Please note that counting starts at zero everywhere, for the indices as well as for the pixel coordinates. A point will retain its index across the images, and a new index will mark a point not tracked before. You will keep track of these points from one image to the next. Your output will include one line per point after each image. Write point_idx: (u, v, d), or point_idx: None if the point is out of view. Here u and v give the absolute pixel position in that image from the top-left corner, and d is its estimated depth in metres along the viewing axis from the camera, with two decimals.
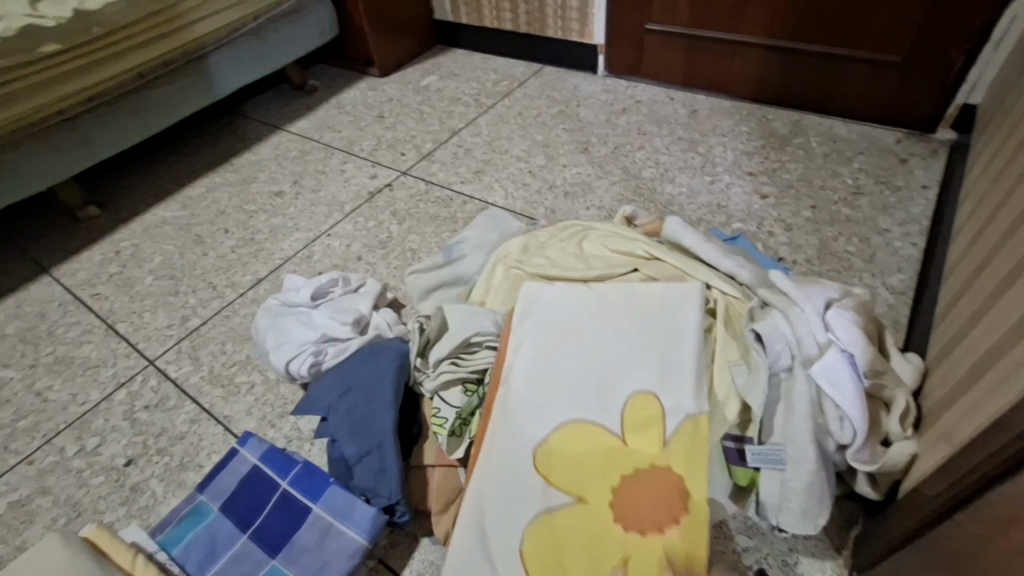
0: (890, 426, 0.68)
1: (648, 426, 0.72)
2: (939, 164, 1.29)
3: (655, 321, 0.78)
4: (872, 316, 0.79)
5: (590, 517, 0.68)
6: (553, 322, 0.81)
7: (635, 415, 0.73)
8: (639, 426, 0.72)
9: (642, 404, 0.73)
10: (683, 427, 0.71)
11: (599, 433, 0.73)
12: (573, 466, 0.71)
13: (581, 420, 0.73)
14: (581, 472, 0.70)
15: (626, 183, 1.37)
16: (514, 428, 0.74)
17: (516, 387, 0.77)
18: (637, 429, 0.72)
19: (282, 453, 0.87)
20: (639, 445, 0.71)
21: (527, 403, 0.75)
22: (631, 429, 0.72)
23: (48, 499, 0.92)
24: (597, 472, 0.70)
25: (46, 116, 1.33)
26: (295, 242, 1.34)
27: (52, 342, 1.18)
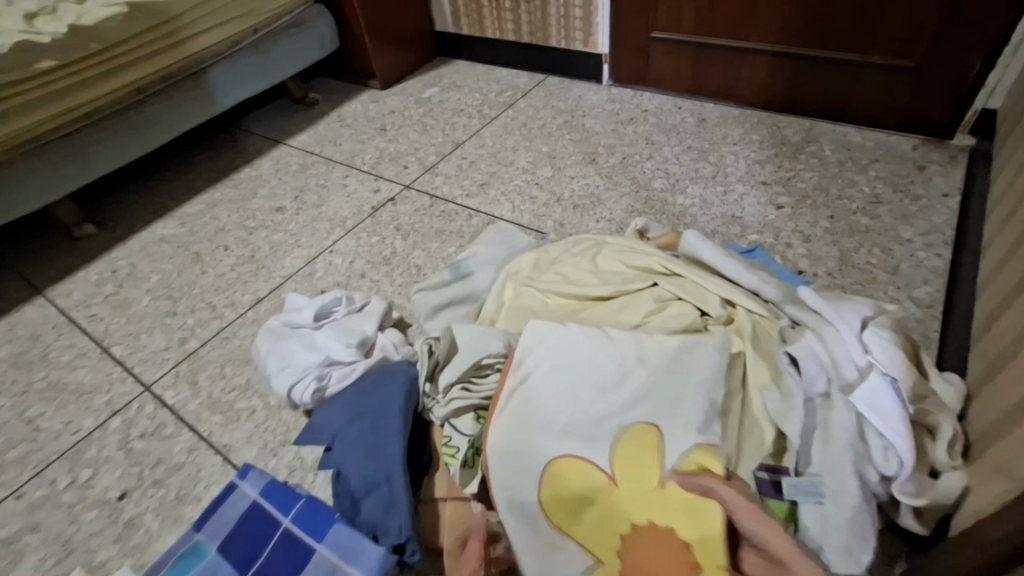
0: (936, 454, 0.64)
1: (643, 469, 0.64)
2: (959, 171, 1.25)
3: (679, 361, 0.70)
4: (907, 334, 0.75)
5: None
6: (551, 358, 0.74)
7: (622, 451, 0.66)
8: (632, 464, 0.65)
9: (636, 437, 0.66)
10: (690, 457, 0.64)
11: (588, 473, 0.66)
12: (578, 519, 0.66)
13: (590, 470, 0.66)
14: (588, 524, 0.66)
15: (637, 195, 1.33)
16: (515, 478, 0.68)
17: (513, 434, 0.70)
18: (631, 470, 0.65)
19: (284, 488, 0.82)
20: (631, 488, 0.64)
21: (529, 454, 0.69)
22: (621, 471, 0.65)
23: (37, 536, 0.87)
24: (598, 524, 0.65)
25: (42, 132, 1.30)
26: (296, 259, 1.30)
27: (45, 367, 1.14)
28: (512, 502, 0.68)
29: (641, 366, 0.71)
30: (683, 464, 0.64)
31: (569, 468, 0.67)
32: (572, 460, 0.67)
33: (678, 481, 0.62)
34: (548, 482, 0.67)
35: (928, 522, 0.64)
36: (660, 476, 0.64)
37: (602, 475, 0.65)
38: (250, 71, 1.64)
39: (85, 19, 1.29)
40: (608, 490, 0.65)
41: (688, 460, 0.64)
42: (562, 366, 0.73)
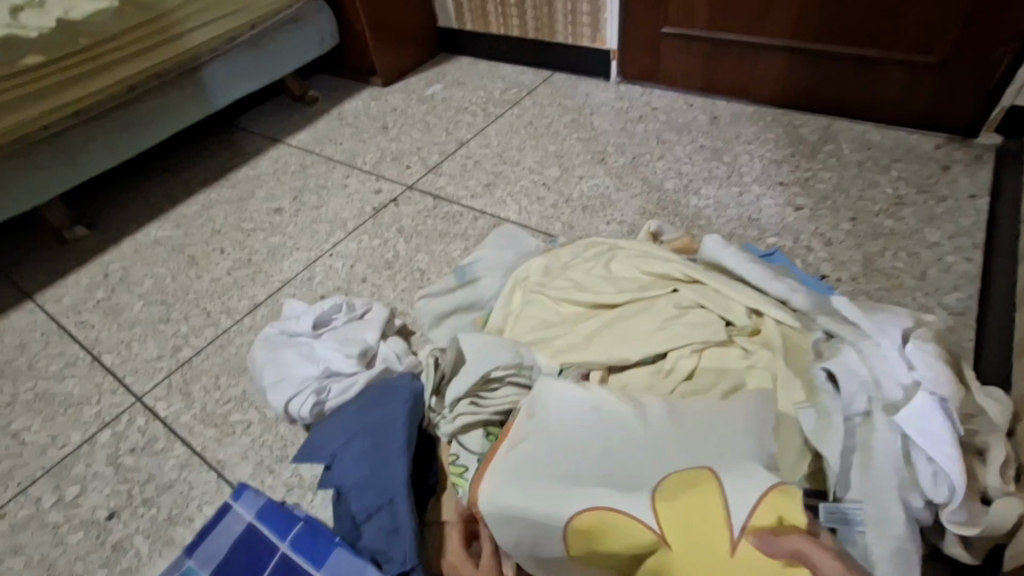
0: (989, 479, 0.59)
1: (707, 527, 0.54)
2: (986, 171, 1.20)
3: (713, 417, 0.62)
4: (948, 347, 0.70)
5: None
6: (562, 407, 0.67)
7: (676, 501, 0.56)
8: (693, 522, 0.55)
9: (694, 487, 0.57)
10: (765, 509, 0.54)
11: (632, 529, 0.56)
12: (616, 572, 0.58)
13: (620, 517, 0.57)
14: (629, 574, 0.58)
15: (649, 196, 1.28)
16: (536, 531, 0.60)
17: (521, 487, 0.62)
18: (690, 527, 0.55)
19: (280, 510, 0.77)
20: (693, 549, 0.54)
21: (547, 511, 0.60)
22: (677, 528, 0.55)
23: (20, 559, 0.82)
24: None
25: (29, 131, 1.26)
26: (295, 263, 1.25)
27: (32, 376, 1.09)
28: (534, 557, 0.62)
29: (661, 410, 0.64)
30: (756, 518, 0.54)
31: (597, 522, 0.58)
32: (608, 513, 0.58)
33: (755, 539, 0.53)
34: (576, 538, 0.59)
35: (979, 552, 0.59)
36: (728, 534, 0.53)
37: (650, 532, 0.56)
38: (248, 68, 1.59)
39: (74, 12, 1.24)
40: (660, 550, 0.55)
41: (762, 512, 0.54)
42: (557, 408, 0.68)
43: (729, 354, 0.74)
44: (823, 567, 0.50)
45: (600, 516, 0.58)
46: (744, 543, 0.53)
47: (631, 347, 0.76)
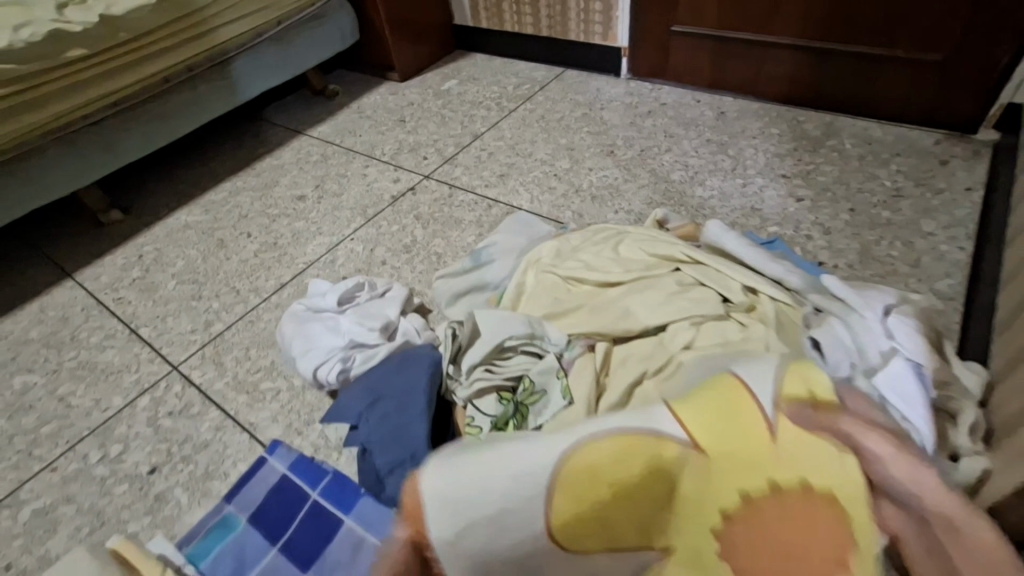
0: (959, 440, 0.65)
1: (738, 415, 0.55)
2: (983, 165, 1.24)
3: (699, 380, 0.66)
4: (931, 324, 0.75)
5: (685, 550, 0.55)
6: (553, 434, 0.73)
7: (698, 402, 0.56)
8: (729, 417, 0.55)
9: (719, 388, 0.56)
10: (793, 389, 0.55)
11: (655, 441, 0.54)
12: (621, 501, 0.54)
13: (641, 437, 0.54)
14: (613, 516, 0.55)
15: (655, 187, 1.34)
16: (502, 515, 0.54)
17: (500, 464, 0.54)
18: (725, 422, 0.55)
19: (311, 463, 0.84)
20: (729, 437, 0.54)
21: (528, 484, 0.54)
22: (709, 424, 0.55)
23: (71, 507, 0.90)
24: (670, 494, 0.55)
25: (72, 120, 1.34)
26: (318, 247, 1.32)
27: (74, 347, 1.17)
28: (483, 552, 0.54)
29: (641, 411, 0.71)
30: (791, 398, 0.55)
31: (610, 454, 0.54)
32: (628, 435, 0.55)
33: (791, 416, 0.54)
34: (563, 494, 0.54)
35: None
36: (762, 417, 0.55)
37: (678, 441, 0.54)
38: (273, 62, 1.67)
39: (116, 8, 1.31)
40: (690, 454, 0.54)
41: (794, 391, 0.55)
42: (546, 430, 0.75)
43: (727, 327, 0.77)
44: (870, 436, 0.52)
45: (618, 440, 0.54)
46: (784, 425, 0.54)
47: (634, 320, 0.82)
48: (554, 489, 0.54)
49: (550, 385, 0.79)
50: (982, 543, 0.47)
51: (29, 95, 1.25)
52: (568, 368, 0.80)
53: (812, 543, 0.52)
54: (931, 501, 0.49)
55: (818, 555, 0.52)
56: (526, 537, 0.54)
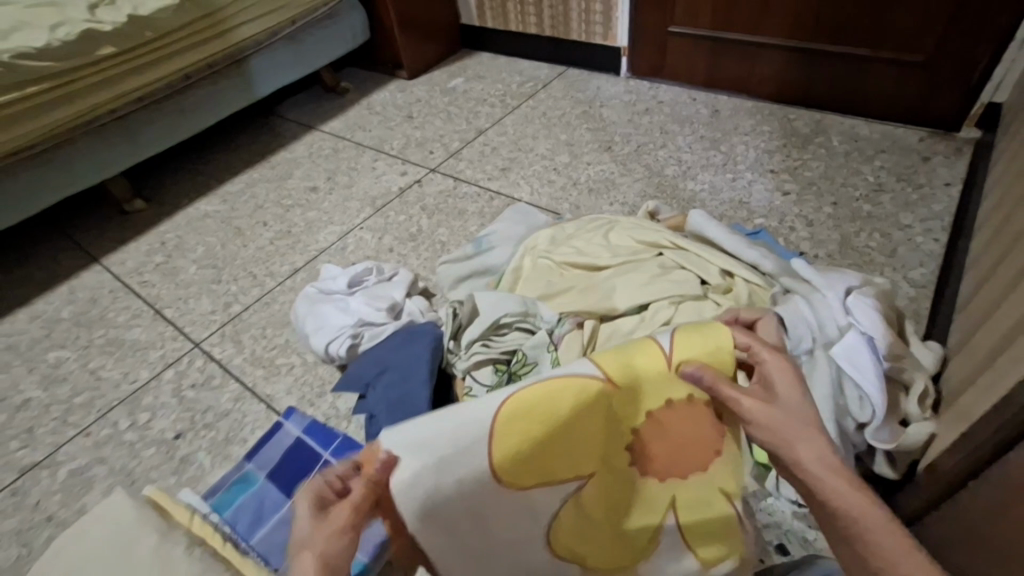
0: (909, 407, 0.71)
1: (644, 360, 0.59)
2: (962, 162, 1.30)
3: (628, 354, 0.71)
4: (892, 305, 0.82)
5: (611, 480, 0.60)
6: None
7: (613, 355, 0.59)
8: (633, 365, 0.58)
9: (634, 346, 0.59)
10: (691, 338, 0.59)
11: (577, 385, 0.56)
12: (545, 444, 0.56)
13: (564, 383, 0.56)
14: (544, 454, 0.57)
15: (649, 181, 1.41)
16: (443, 464, 0.53)
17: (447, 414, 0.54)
18: (633, 364, 0.58)
19: (324, 428, 0.92)
20: (638, 379, 0.58)
21: (466, 428, 0.54)
22: (620, 370, 0.58)
23: (104, 467, 0.99)
24: (589, 433, 0.58)
25: (101, 114, 1.43)
26: (329, 235, 1.40)
27: (103, 326, 1.26)
28: (430, 499, 0.53)
29: None
30: (695, 350, 0.58)
31: (537, 396, 0.55)
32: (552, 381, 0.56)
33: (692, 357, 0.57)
34: (503, 434, 0.54)
35: (902, 470, 0.71)
36: (663, 356, 0.58)
37: (596, 381, 0.57)
38: (288, 60, 1.75)
39: (142, 9, 1.40)
40: (605, 395, 0.57)
41: (701, 343, 0.58)
42: None
43: (704, 306, 0.85)
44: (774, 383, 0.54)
45: (546, 386, 0.56)
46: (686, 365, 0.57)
47: (621, 300, 0.89)
48: (495, 429, 0.54)
49: (541, 358, 0.86)
50: (866, 514, 0.46)
51: (62, 90, 1.34)
52: (558, 342, 0.87)
53: (707, 454, 0.61)
54: (821, 475, 0.48)
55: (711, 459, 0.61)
56: (468, 479, 0.54)
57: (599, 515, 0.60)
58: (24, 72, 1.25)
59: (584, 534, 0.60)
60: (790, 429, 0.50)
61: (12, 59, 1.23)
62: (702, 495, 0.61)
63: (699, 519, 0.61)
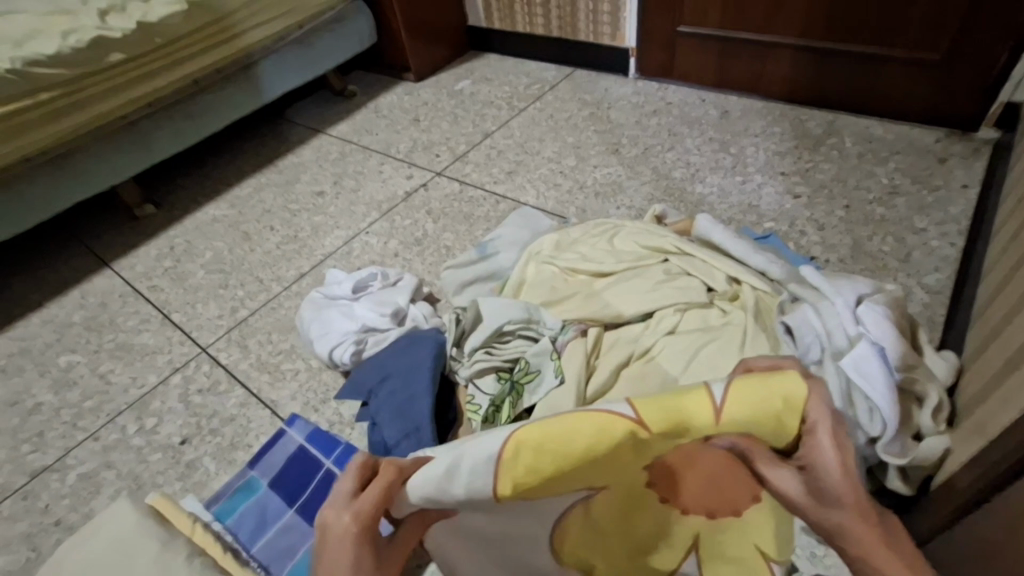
0: (922, 420, 0.68)
1: (686, 410, 0.53)
2: (980, 163, 1.27)
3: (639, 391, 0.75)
4: (906, 313, 0.79)
5: (630, 501, 0.63)
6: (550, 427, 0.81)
7: (658, 399, 0.53)
8: (675, 412, 0.52)
9: (684, 395, 0.53)
10: (749, 396, 0.52)
11: (602, 427, 0.52)
12: (557, 483, 0.54)
13: (596, 427, 0.52)
14: (558, 486, 0.55)
15: (657, 184, 1.39)
16: (457, 489, 0.54)
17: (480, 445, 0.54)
18: (669, 407, 0.52)
19: (327, 435, 0.91)
20: (671, 427, 0.52)
21: (478, 466, 0.53)
22: (659, 417, 0.52)
23: (112, 472, 0.99)
24: (607, 468, 0.56)
25: (112, 120, 1.45)
26: (336, 240, 1.41)
27: (113, 330, 1.27)
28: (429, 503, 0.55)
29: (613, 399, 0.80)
30: (753, 409, 0.52)
31: (556, 438, 0.52)
32: (584, 427, 0.52)
33: (741, 413, 0.52)
34: (507, 470, 0.53)
35: (916, 485, 0.69)
36: (711, 407, 0.52)
37: (626, 421, 0.52)
38: (296, 65, 1.76)
39: (151, 15, 1.40)
40: (634, 437, 0.52)
41: (762, 402, 0.52)
42: None
43: (709, 314, 0.85)
44: (820, 453, 0.52)
45: (569, 424, 0.52)
46: (730, 416, 0.52)
47: (628, 307, 0.88)
48: (498, 467, 0.53)
49: (544, 365, 0.85)
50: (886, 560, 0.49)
51: (72, 97, 1.35)
52: (562, 350, 0.86)
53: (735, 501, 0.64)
54: (848, 529, 0.50)
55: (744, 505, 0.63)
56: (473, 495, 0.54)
57: (610, 533, 0.64)
58: (36, 79, 1.27)
59: (589, 545, 0.64)
60: (826, 505, 0.51)
61: (25, 67, 1.25)
62: (731, 541, 0.64)
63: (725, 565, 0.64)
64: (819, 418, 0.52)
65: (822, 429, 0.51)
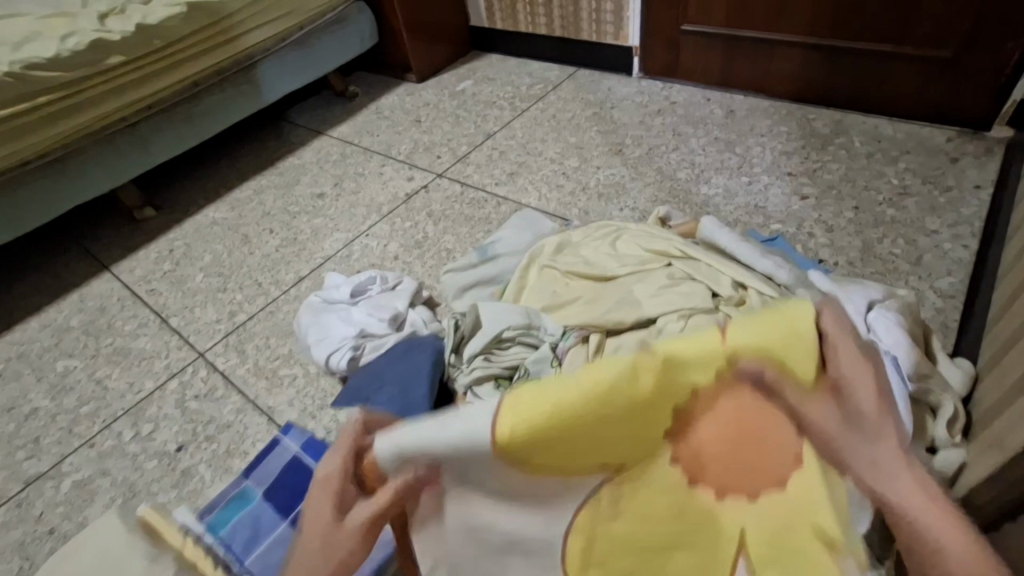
0: (937, 431, 0.66)
1: (696, 342, 0.49)
2: (993, 163, 1.23)
3: None
4: (918, 319, 0.77)
5: (652, 493, 0.53)
6: None
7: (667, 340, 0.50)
8: (686, 346, 0.49)
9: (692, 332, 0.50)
10: (761, 320, 0.49)
11: (603, 366, 0.48)
12: (564, 437, 0.48)
13: (596, 366, 0.48)
14: (564, 445, 0.49)
15: (660, 185, 1.36)
16: (449, 433, 0.49)
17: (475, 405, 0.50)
18: (679, 342, 0.49)
19: (323, 444, 0.90)
20: (682, 355, 0.49)
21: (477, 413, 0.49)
22: (667, 349, 0.49)
23: (107, 479, 0.98)
24: (616, 425, 0.49)
25: (111, 122, 1.43)
26: (336, 242, 1.39)
27: (112, 334, 1.26)
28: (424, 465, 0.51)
29: None
30: (768, 336, 0.49)
31: (558, 378, 0.48)
32: (587, 369, 0.48)
33: (756, 339, 0.49)
34: (506, 416, 0.48)
35: None
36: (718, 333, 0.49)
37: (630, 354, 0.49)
38: (296, 66, 1.74)
39: (150, 18, 1.40)
40: (641, 370, 0.48)
41: (776, 328, 0.49)
42: None
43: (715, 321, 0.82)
44: (846, 385, 0.49)
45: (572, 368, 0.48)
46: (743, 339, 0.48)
47: (631, 312, 0.86)
48: (501, 420, 0.47)
49: (544, 373, 0.83)
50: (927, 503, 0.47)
51: (70, 100, 1.34)
52: (562, 357, 0.84)
53: (780, 474, 0.52)
54: (888, 469, 0.48)
55: (788, 474, 0.51)
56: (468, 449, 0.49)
57: (628, 542, 0.54)
58: (34, 82, 1.27)
59: (597, 553, 0.55)
60: (867, 436, 0.48)
61: (23, 70, 1.24)
62: (785, 539, 0.52)
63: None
64: (847, 351, 0.49)
65: (852, 349, 0.48)
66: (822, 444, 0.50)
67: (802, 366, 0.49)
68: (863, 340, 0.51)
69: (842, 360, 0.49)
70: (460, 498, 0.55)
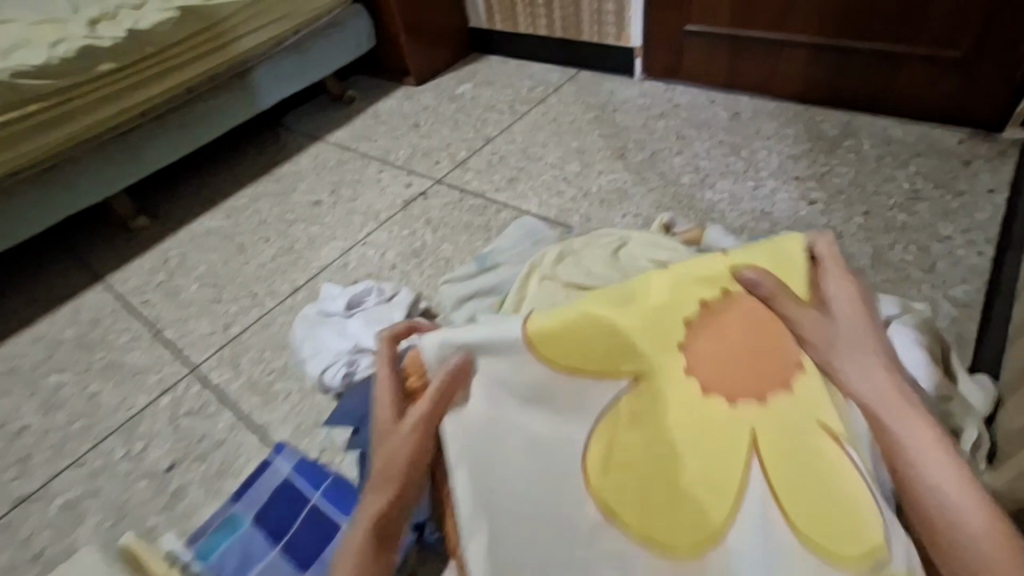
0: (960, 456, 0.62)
1: (710, 266, 0.73)
2: (1007, 166, 1.20)
3: None
4: (935, 334, 0.73)
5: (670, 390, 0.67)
6: None
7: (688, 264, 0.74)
8: (703, 270, 0.73)
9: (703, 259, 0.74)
10: (766, 249, 0.74)
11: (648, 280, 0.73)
12: (605, 330, 0.70)
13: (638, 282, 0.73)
14: (603, 339, 0.70)
15: (664, 190, 1.33)
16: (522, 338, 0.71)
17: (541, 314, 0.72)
18: (697, 268, 0.73)
19: (315, 467, 0.88)
20: (698, 274, 0.72)
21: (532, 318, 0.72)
22: (688, 270, 0.73)
23: (96, 500, 0.95)
24: (653, 325, 0.69)
25: (103, 130, 1.41)
26: (332, 251, 1.36)
27: (104, 347, 1.24)
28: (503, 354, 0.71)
29: None
30: (760, 262, 0.73)
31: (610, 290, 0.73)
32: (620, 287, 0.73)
33: (756, 266, 0.72)
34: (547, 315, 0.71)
35: None
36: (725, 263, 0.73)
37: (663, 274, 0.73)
38: (293, 71, 1.71)
39: (142, 24, 1.38)
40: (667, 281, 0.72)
41: (767, 257, 0.73)
42: None
43: None
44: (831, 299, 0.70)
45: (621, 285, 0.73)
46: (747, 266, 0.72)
47: None
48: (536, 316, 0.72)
49: None
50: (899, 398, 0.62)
51: (61, 109, 1.32)
52: None
53: (784, 374, 0.65)
54: (868, 367, 0.64)
55: (794, 376, 0.65)
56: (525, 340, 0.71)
57: (647, 440, 0.66)
58: (24, 91, 1.25)
59: (622, 454, 0.66)
60: (862, 349, 0.65)
61: (11, 79, 1.23)
62: (787, 428, 0.62)
63: (790, 460, 0.61)
64: (841, 283, 0.71)
65: (841, 275, 0.72)
66: (818, 351, 0.66)
67: (796, 287, 0.72)
68: (854, 272, 0.73)
69: (833, 285, 0.71)
70: (519, 413, 0.71)
